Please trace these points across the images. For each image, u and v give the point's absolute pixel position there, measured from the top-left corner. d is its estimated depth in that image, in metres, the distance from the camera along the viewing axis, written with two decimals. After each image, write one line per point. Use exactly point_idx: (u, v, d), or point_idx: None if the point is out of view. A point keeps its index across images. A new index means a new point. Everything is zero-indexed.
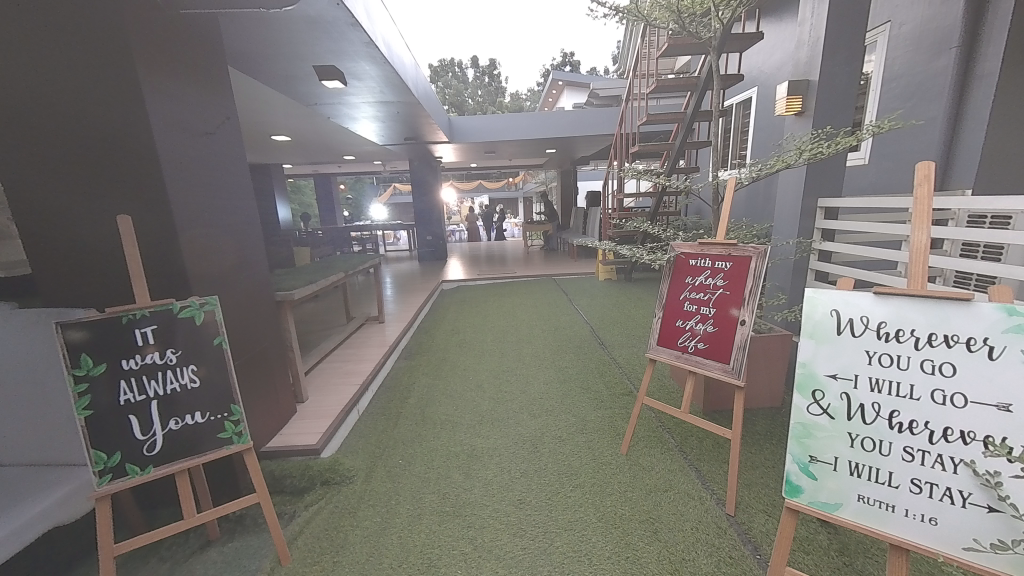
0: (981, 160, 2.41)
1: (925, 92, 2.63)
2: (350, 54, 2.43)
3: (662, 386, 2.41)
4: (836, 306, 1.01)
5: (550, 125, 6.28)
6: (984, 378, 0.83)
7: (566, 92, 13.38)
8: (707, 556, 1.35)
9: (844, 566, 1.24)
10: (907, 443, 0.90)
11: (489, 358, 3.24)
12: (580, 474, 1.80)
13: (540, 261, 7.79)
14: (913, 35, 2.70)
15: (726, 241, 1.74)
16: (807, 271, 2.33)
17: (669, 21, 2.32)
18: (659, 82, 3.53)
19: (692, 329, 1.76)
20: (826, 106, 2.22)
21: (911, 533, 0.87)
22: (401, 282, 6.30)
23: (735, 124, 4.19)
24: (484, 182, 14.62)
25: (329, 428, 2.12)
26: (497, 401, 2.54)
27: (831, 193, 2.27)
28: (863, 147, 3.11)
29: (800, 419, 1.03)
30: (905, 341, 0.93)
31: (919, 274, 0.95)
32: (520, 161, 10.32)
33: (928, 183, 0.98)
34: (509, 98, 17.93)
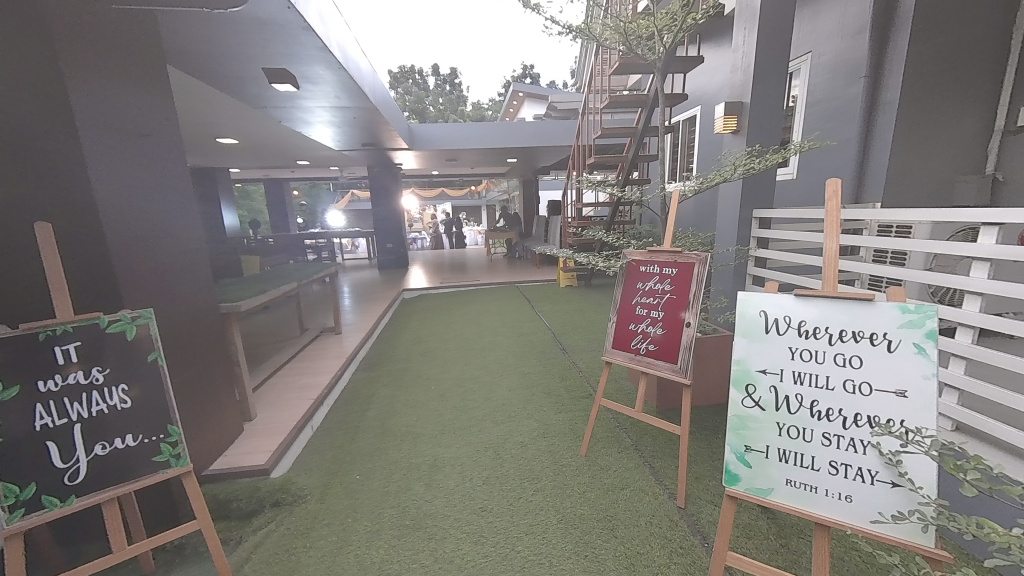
0: (888, 175, 2.70)
1: (840, 116, 2.96)
2: (304, 58, 2.37)
3: (620, 387, 2.51)
4: (764, 307, 1.12)
5: (511, 135, 6.39)
6: (885, 369, 0.95)
7: (528, 103, 13.74)
8: (660, 549, 1.42)
9: (782, 547, 1.34)
10: (825, 429, 1.01)
11: (452, 366, 3.22)
12: (541, 477, 1.83)
13: (503, 268, 7.86)
14: (829, 64, 3.03)
15: (673, 248, 1.86)
16: (746, 276, 2.52)
17: (618, 41, 2.46)
18: (612, 98, 3.71)
19: (644, 331, 1.85)
20: (758, 125, 2.43)
21: (831, 510, 0.96)
22: (360, 290, 6.12)
23: (683, 138, 4.48)
24: (447, 189, 14.54)
25: (280, 446, 2.02)
26: (460, 409, 2.53)
27: (764, 204, 2.48)
28: (792, 163, 3.44)
29: (737, 412, 1.11)
30: (821, 337, 1.04)
31: (832, 277, 1.08)
32: (482, 169, 10.39)
33: (838, 198, 1.11)
34: (470, 106, 18.06)
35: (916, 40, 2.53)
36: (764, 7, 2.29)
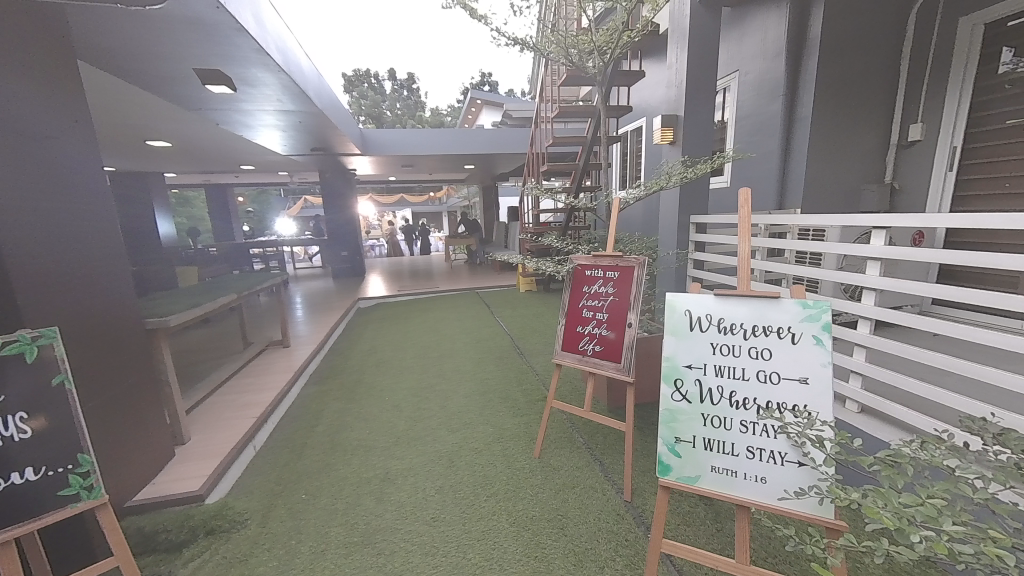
0: (806, 184, 2.98)
1: (765, 129, 3.24)
2: (240, 59, 2.27)
3: (573, 389, 2.57)
4: (689, 307, 1.21)
5: (467, 141, 6.41)
6: (790, 359, 1.06)
7: (486, 110, 13.87)
8: (606, 543, 1.47)
9: (717, 530, 1.44)
10: (743, 417, 1.10)
11: (407, 375, 3.16)
12: (494, 483, 1.84)
13: (463, 274, 7.83)
14: (754, 83, 3.32)
15: (614, 253, 1.94)
16: (687, 277, 2.69)
17: (562, 55, 2.56)
18: (562, 108, 3.84)
19: (591, 333, 1.92)
20: (691, 137, 2.61)
21: (748, 492, 1.05)
22: (312, 300, 5.86)
23: (630, 148, 4.71)
24: (406, 195, 14.31)
25: (217, 470, 1.90)
26: (415, 419, 2.48)
27: (700, 210, 2.65)
28: (726, 172, 3.71)
29: (667, 406, 1.18)
30: (737, 332, 1.14)
31: (745, 277, 1.19)
32: (440, 175, 10.31)
33: (748, 205, 1.23)
34: (429, 112, 17.93)
35: (823, 64, 2.83)
36: (693, 29, 2.47)
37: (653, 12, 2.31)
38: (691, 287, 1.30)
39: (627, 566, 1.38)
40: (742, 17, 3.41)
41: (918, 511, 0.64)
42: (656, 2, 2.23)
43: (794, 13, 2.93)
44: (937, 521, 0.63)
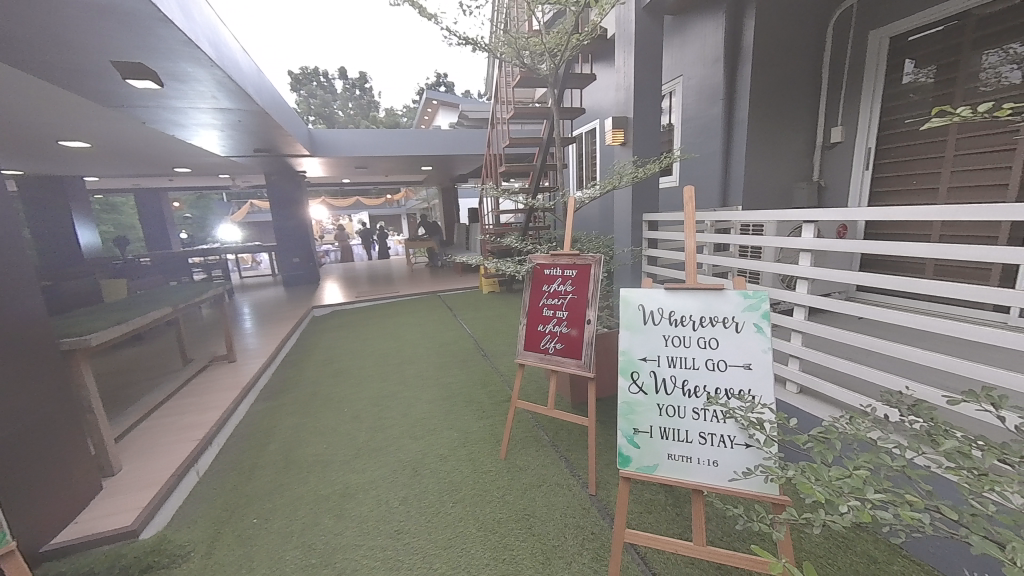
0: (745, 183, 3.19)
1: (709, 131, 3.43)
2: (166, 52, 2.09)
3: (537, 387, 2.59)
4: (642, 301, 1.25)
5: (423, 142, 6.30)
6: (734, 347, 1.13)
7: (442, 111, 13.67)
8: (573, 538, 1.49)
9: (677, 515, 1.50)
10: (696, 405, 1.14)
11: (367, 384, 3.05)
12: (460, 489, 1.81)
13: (425, 278, 7.69)
14: (696, 88, 3.51)
15: (572, 252, 1.97)
16: (642, 273, 2.79)
17: (513, 56, 2.58)
18: (517, 109, 3.86)
19: (551, 331, 1.94)
20: (641, 138, 2.71)
21: (702, 476, 1.09)
22: (262, 311, 5.51)
23: (584, 149, 4.82)
24: (361, 198, 13.82)
25: (154, 500, 1.74)
26: (376, 429, 2.40)
27: (652, 208, 2.76)
28: (675, 172, 3.90)
29: (625, 398, 1.21)
30: (687, 324, 1.20)
31: (693, 271, 1.25)
32: (397, 177, 10.07)
33: (692, 203, 1.29)
34: (382, 112, 17.45)
35: (756, 70, 3.04)
36: (638, 34, 2.57)
37: (600, 16, 2.37)
38: (644, 283, 1.35)
39: (595, 559, 1.40)
40: (684, 25, 3.59)
41: (846, 483, 0.69)
42: (602, 7, 2.30)
43: (729, 22, 3.12)
44: (862, 492, 0.67)
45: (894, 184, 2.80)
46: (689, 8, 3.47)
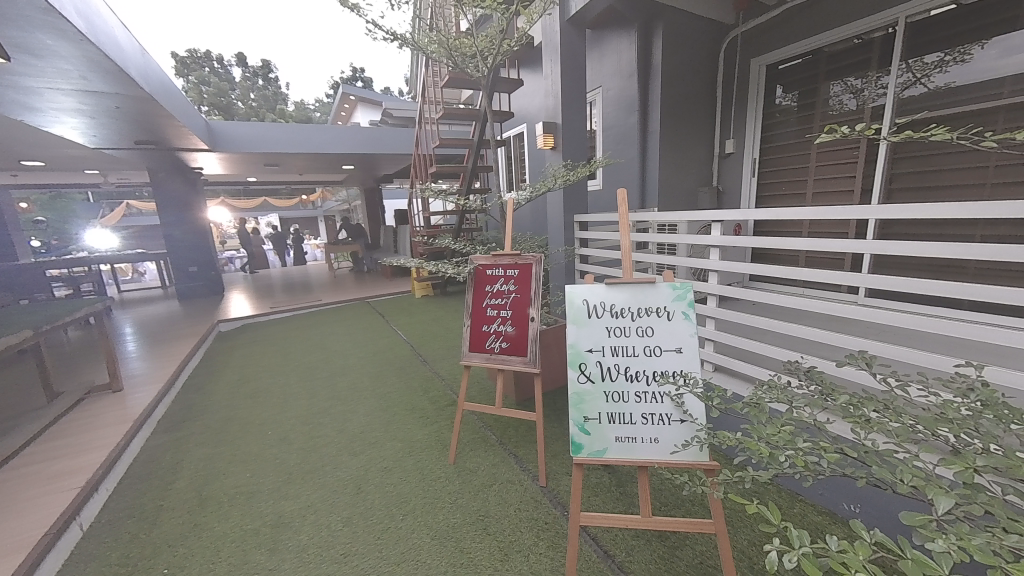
0: (660, 187, 3.54)
1: (628, 139, 3.73)
2: (15, 20, 1.71)
3: (481, 388, 2.59)
4: (585, 296, 1.34)
5: (344, 140, 5.93)
6: (667, 334, 1.25)
7: (360, 106, 12.90)
8: (528, 531, 1.53)
9: (621, 494, 1.61)
10: (638, 389, 1.25)
11: (294, 402, 2.79)
12: (410, 499, 1.75)
13: (350, 284, 7.22)
14: (614, 98, 3.81)
15: (513, 251, 2.01)
16: (575, 271, 2.93)
17: (444, 56, 2.55)
18: (446, 110, 3.83)
19: (496, 331, 1.96)
20: (569, 143, 2.86)
21: (647, 453, 1.19)
22: (151, 329, 4.73)
23: (514, 151, 4.94)
24: (271, 198, 12.54)
25: (22, 568, 1.42)
26: (309, 449, 2.21)
27: (582, 210, 2.92)
28: (599, 176, 4.18)
29: (575, 389, 1.28)
30: (626, 315, 1.30)
31: (629, 266, 1.36)
32: (314, 176, 9.32)
33: (625, 204, 1.42)
34: (292, 105, 16.01)
35: (665, 86, 3.38)
36: (563, 45, 2.70)
37: (528, 24, 2.45)
38: (585, 280, 1.44)
39: (551, 547, 1.45)
40: (601, 40, 3.86)
41: (780, 436, 0.79)
42: (530, 16, 2.38)
43: (640, 40, 3.43)
44: (794, 443, 0.78)
45: (774, 189, 3.30)
46: (605, 24, 3.73)
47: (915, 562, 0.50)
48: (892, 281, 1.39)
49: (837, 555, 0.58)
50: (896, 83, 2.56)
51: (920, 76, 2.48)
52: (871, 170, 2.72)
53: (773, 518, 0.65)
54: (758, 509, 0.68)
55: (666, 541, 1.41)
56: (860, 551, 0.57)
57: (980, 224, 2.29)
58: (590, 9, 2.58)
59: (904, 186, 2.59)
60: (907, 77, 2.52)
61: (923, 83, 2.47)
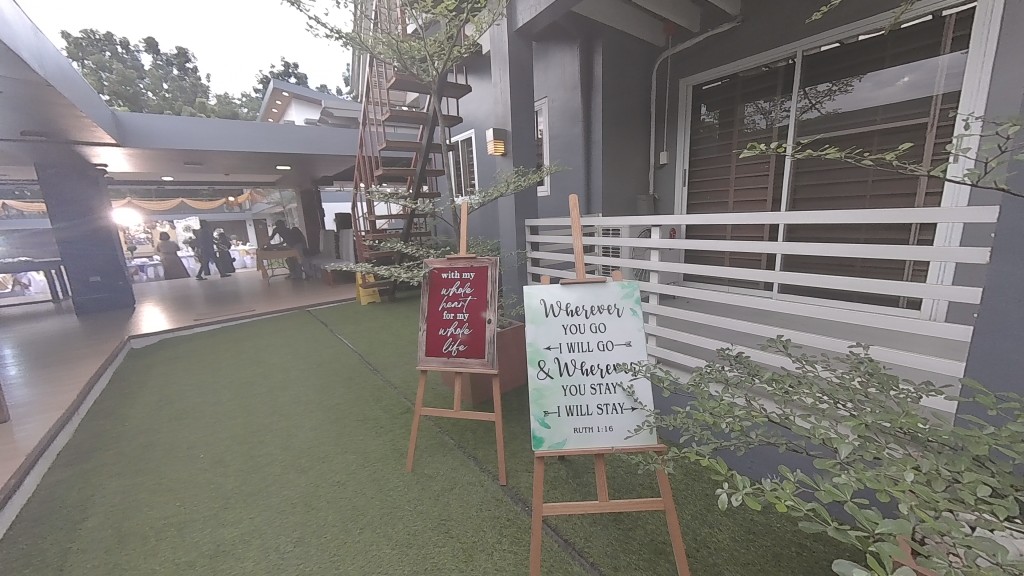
0: (604, 194, 3.75)
1: (573, 148, 3.92)
2: None
3: (437, 394, 2.56)
4: (542, 297, 1.40)
5: (279, 139, 5.57)
6: (618, 329, 1.35)
7: (294, 104, 12.14)
8: (491, 529, 1.55)
9: (578, 485, 1.69)
10: (593, 381, 1.33)
11: (230, 421, 2.56)
12: (367, 511, 1.69)
13: (287, 292, 6.74)
14: (560, 109, 3.98)
15: (468, 255, 2.03)
16: (527, 274, 3.01)
17: (392, 57, 2.52)
18: (393, 111, 3.75)
19: (453, 334, 1.96)
20: (518, 150, 2.94)
21: (603, 441, 1.27)
22: (42, 349, 4.06)
23: (462, 156, 4.95)
24: (190, 201, 11.35)
25: None
26: (250, 469, 2.05)
27: (532, 215, 3.01)
28: (547, 183, 4.32)
29: (535, 385, 1.33)
30: (581, 313, 1.38)
31: (581, 267, 1.45)
32: (242, 177, 8.60)
33: (576, 210, 1.52)
34: (215, 99, 14.66)
35: (605, 99, 3.60)
36: (511, 55, 2.79)
37: (477, 33, 2.49)
38: (541, 281, 1.51)
39: (513, 543, 1.49)
40: (546, 52, 4.02)
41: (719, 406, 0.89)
42: (479, 25, 2.43)
43: (582, 55, 3.62)
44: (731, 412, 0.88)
45: (702, 197, 3.64)
46: (549, 38, 3.90)
47: (827, 491, 0.60)
48: (799, 277, 1.61)
49: (769, 491, 0.69)
50: (796, 108, 2.98)
51: (814, 102, 2.90)
52: (779, 182, 3.11)
53: (720, 469, 0.76)
54: (708, 461, 0.79)
55: (620, 524, 1.50)
56: (786, 486, 0.68)
57: (863, 229, 2.71)
58: (536, 24, 2.68)
59: (805, 196, 2.99)
60: (804, 102, 2.94)
61: (817, 108, 2.89)
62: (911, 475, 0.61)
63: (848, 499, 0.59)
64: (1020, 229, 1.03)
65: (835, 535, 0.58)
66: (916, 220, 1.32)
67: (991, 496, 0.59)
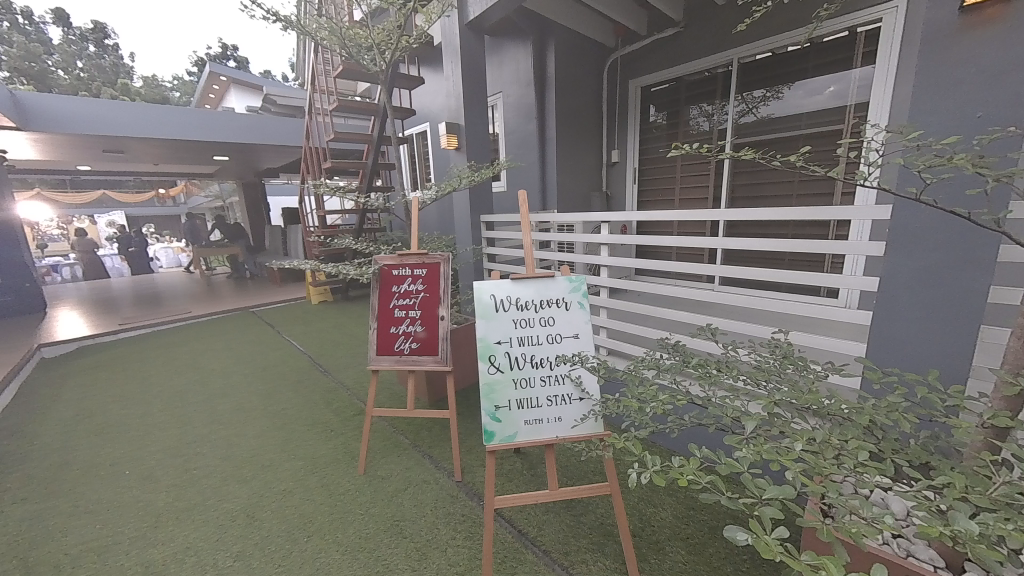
0: (558, 190, 3.81)
1: (528, 144, 3.95)
2: None
3: (391, 394, 2.50)
4: (492, 292, 1.41)
5: (215, 127, 5.15)
6: (566, 321, 1.39)
7: (234, 89, 11.27)
8: (445, 526, 1.54)
9: (533, 476, 1.71)
10: (543, 374, 1.35)
11: (161, 433, 2.35)
12: (315, 517, 1.63)
13: (230, 292, 6.30)
14: (514, 104, 4.00)
15: (419, 251, 1.99)
16: (483, 270, 3.01)
17: (336, 44, 2.41)
18: (342, 101, 3.59)
19: (405, 332, 1.92)
20: (472, 145, 2.92)
21: (552, 432, 1.30)
22: None
23: (417, 150, 4.84)
24: (112, 194, 10.25)
25: None
26: (185, 483, 1.90)
27: (487, 210, 3.00)
28: (503, 178, 4.33)
29: (486, 380, 1.34)
30: (530, 307, 1.40)
31: (531, 262, 1.46)
32: (174, 168, 7.89)
33: (526, 205, 1.54)
34: (141, 81, 13.31)
35: (558, 96, 3.66)
36: (462, 48, 2.75)
37: (426, 24, 2.43)
38: (492, 276, 1.51)
39: (468, 537, 1.49)
40: (499, 47, 4.01)
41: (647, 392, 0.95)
42: (428, 15, 2.38)
43: (535, 52, 3.65)
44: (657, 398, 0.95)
45: (650, 194, 3.80)
46: (503, 33, 3.89)
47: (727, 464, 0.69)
48: (733, 270, 1.73)
49: (677, 468, 0.77)
50: (735, 111, 3.17)
51: (751, 107, 3.10)
52: (719, 181, 3.32)
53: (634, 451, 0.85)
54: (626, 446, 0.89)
55: (572, 510, 1.55)
56: (693, 463, 0.76)
57: (791, 225, 2.95)
58: (487, 18, 2.65)
59: (742, 195, 3.21)
60: (742, 106, 3.13)
61: (753, 113, 3.09)
62: (799, 446, 0.69)
63: (745, 470, 0.67)
64: (908, 225, 1.16)
65: (729, 504, 0.65)
66: (831, 217, 1.45)
67: (865, 461, 0.68)
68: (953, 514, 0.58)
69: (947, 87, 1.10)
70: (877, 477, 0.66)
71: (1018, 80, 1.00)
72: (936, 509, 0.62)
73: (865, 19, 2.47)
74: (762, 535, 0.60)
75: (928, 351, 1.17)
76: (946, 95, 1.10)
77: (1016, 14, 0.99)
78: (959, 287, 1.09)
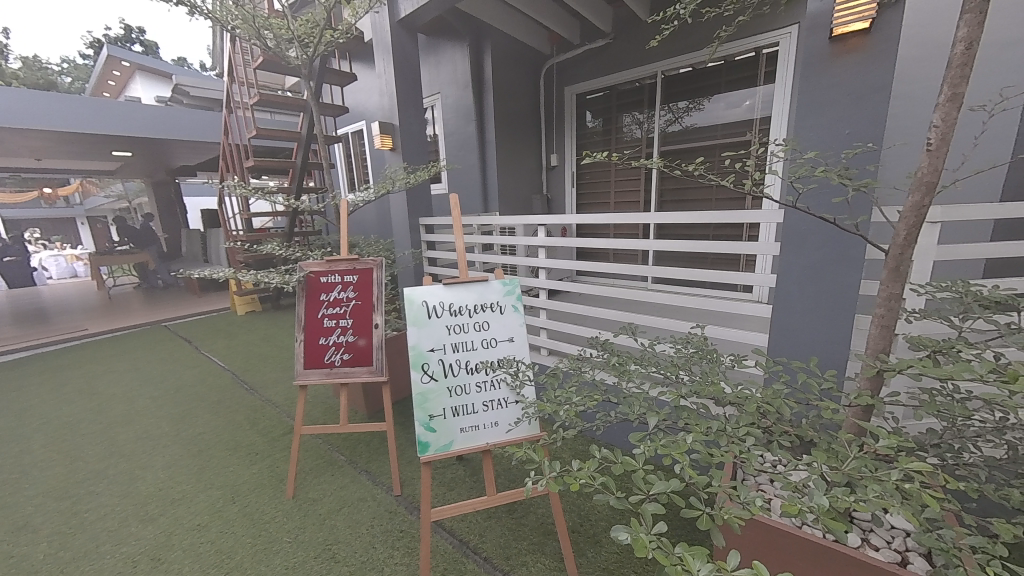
0: (499, 193, 3.83)
1: (468, 146, 3.94)
2: None
3: (325, 409, 2.35)
4: (424, 298, 1.37)
5: (111, 118, 4.50)
6: (501, 325, 1.39)
7: (139, 76, 10.04)
8: (382, 544, 1.48)
9: (474, 483, 1.69)
10: (478, 379, 1.34)
11: (40, 474, 2.01)
12: (236, 551, 1.48)
13: (137, 305, 5.58)
14: (453, 105, 3.96)
15: (349, 256, 1.89)
16: (423, 274, 2.93)
17: (251, 34, 2.21)
18: (264, 95, 3.33)
19: (336, 343, 1.82)
20: (408, 146, 2.84)
21: (489, 437, 1.29)
22: None
23: (352, 149, 4.63)
24: None
25: None
26: (70, 530, 1.63)
27: (425, 213, 2.93)
28: (444, 180, 4.27)
29: (419, 390, 1.29)
30: (464, 312, 1.38)
31: (464, 267, 1.45)
32: (63, 164, 6.85)
33: (458, 209, 1.52)
34: (17, 63, 11.41)
35: (496, 100, 3.68)
36: (394, 45, 2.66)
37: (353, 19, 2.32)
38: (425, 282, 1.47)
39: (406, 554, 1.43)
40: (436, 47, 3.95)
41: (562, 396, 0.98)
42: (355, 10, 2.27)
43: (472, 54, 3.64)
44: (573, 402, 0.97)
45: (588, 198, 3.95)
46: (438, 33, 3.84)
47: (623, 462, 0.73)
48: (659, 270, 1.83)
49: (578, 472, 0.79)
50: (662, 121, 3.39)
51: (676, 116, 3.32)
52: (649, 186, 3.52)
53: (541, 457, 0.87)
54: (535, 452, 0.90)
55: (513, 513, 1.56)
56: (590, 466, 0.79)
57: (712, 227, 3.21)
58: (419, 17, 2.59)
59: (669, 199, 3.44)
60: (668, 116, 3.35)
61: (678, 122, 3.32)
62: (689, 439, 0.74)
63: (638, 469, 0.71)
64: (796, 229, 1.31)
65: (620, 503, 0.68)
66: (738, 221, 1.58)
67: (742, 448, 0.74)
68: (810, 491, 0.66)
69: (824, 106, 1.24)
70: (754, 463, 0.73)
71: (876, 102, 1.16)
72: (800, 488, 0.69)
73: (768, 42, 2.74)
74: (645, 529, 0.64)
75: (816, 340, 1.32)
76: (822, 113, 1.25)
77: (874, 46, 1.15)
78: (837, 283, 1.25)
